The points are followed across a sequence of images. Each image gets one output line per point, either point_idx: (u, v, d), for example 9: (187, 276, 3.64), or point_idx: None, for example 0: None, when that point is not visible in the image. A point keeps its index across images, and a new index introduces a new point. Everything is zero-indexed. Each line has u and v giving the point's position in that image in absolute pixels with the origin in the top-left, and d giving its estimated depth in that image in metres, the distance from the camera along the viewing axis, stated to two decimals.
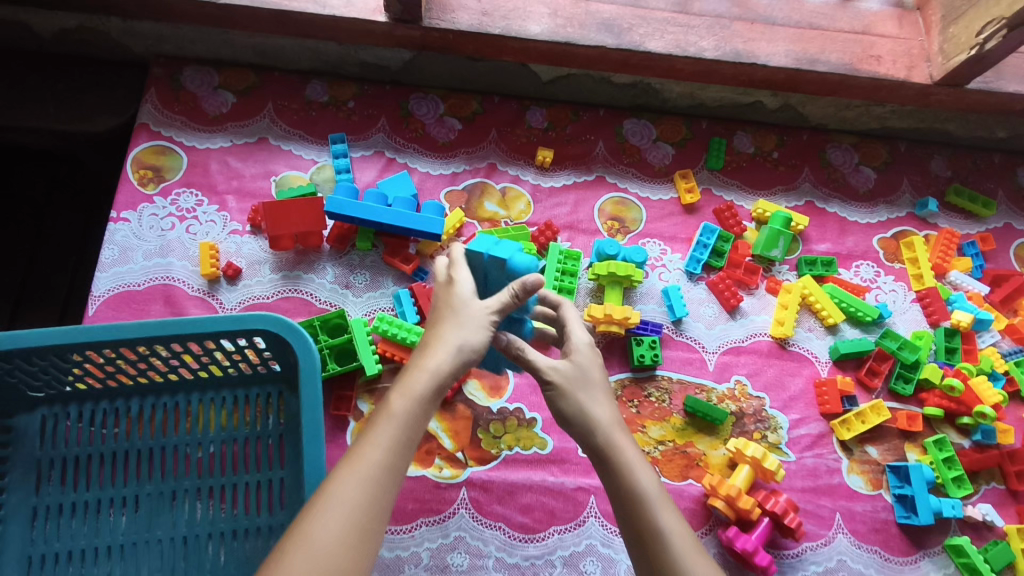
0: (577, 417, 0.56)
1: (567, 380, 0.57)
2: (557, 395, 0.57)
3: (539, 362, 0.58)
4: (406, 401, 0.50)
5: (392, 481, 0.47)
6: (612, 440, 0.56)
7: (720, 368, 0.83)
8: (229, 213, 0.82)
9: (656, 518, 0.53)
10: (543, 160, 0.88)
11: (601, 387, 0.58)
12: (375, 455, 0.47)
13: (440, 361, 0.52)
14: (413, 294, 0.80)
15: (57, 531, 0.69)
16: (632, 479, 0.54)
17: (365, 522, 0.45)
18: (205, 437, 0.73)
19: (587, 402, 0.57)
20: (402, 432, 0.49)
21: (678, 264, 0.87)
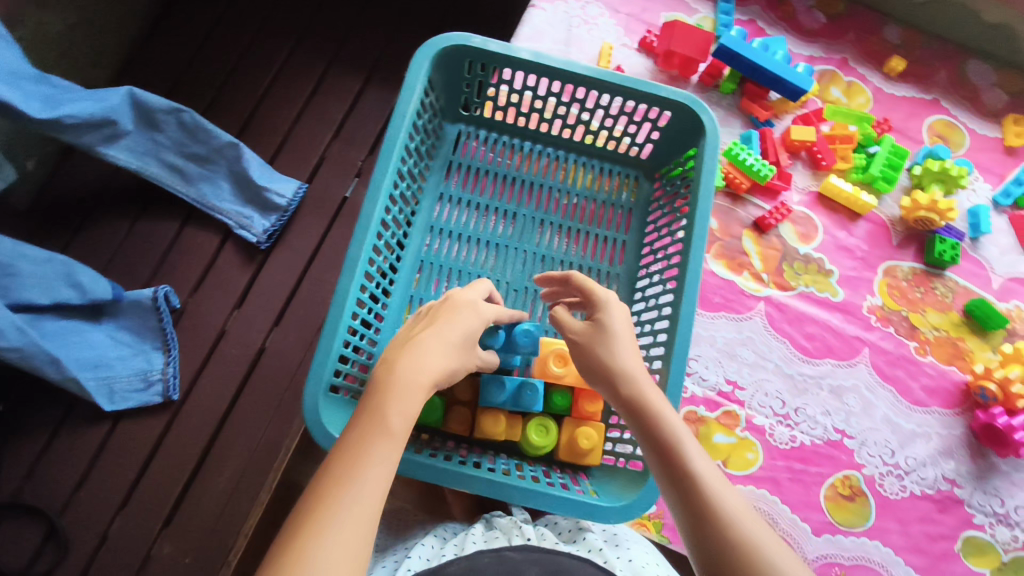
0: (604, 370, 0.60)
1: (586, 338, 0.61)
2: (583, 353, 0.61)
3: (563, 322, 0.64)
4: (402, 416, 0.49)
5: (385, 482, 0.46)
6: (638, 391, 0.58)
7: (1003, 290, 0.91)
8: (624, 31, 0.97)
9: (712, 500, 0.51)
10: (893, 68, 0.98)
11: (622, 338, 0.60)
12: (375, 461, 0.46)
13: (439, 346, 0.56)
14: (759, 138, 0.93)
15: (453, 215, 0.87)
16: (658, 431, 0.55)
17: (357, 542, 0.42)
18: (574, 191, 0.89)
19: (615, 335, 0.61)
20: (402, 433, 0.49)
21: (987, 193, 0.95)
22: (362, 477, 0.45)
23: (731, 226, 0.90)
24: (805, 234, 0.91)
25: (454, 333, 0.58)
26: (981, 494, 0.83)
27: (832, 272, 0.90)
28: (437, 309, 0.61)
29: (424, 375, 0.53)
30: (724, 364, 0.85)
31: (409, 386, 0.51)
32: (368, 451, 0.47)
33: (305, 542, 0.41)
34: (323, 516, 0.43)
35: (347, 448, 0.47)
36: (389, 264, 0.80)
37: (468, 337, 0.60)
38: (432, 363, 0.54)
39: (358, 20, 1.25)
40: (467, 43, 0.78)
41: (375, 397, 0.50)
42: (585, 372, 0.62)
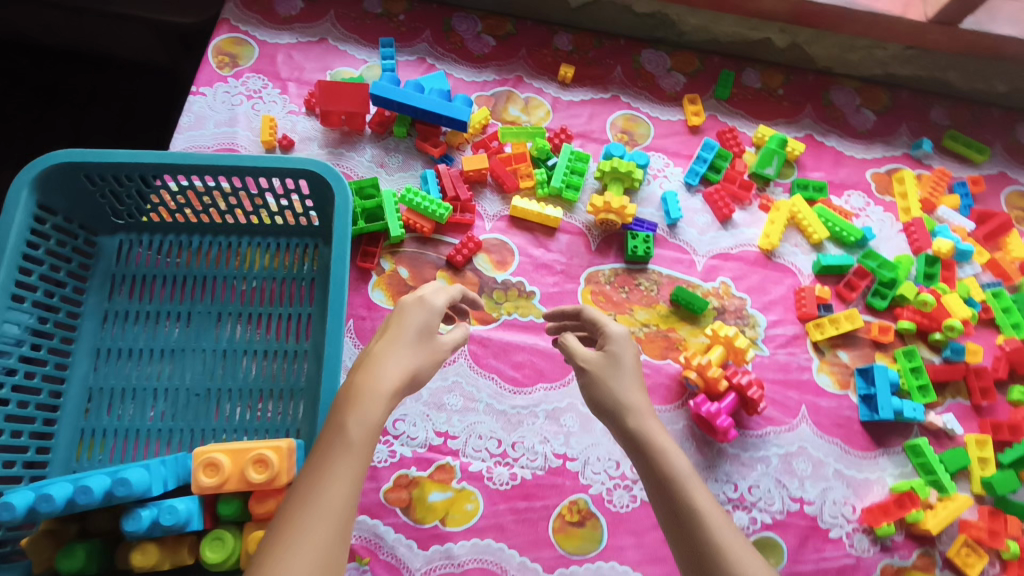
0: (611, 403, 0.65)
1: (599, 369, 0.67)
2: (594, 384, 0.67)
3: (578, 353, 0.69)
4: (360, 425, 0.54)
5: (349, 497, 0.50)
6: (643, 425, 0.63)
7: (708, 269, 0.91)
8: (289, 97, 0.95)
9: (708, 527, 0.54)
10: (565, 76, 0.98)
11: (633, 373, 0.66)
12: (336, 473, 0.50)
13: (398, 358, 0.60)
14: (437, 175, 0.91)
15: (122, 332, 0.82)
16: (663, 464, 0.59)
17: (328, 536, 0.47)
18: (251, 274, 0.86)
19: (628, 367, 0.67)
20: (357, 457, 0.52)
21: (678, 176, 0.95)
22: (323, 488, 0.49)
23: (423, 271, 0.88)
24: (500, 261, 0.89)
25: (407, 335, 0.62)
26: (713, 484, 0.81)
27: (533, 292, 0.88)
28: (389, 319, 0.64)
29: (383, 383, 0.57)
30: (432, 417, 0.82)
31: (367, 399, 0.56)
32: (328, 462, 0.51)
33: (280, 547, 0.46)
34: (297, 523, 0.47)
35: (312, 463, 0.51)
36: (35, 404, 0.75)
37: (423, 332, 0.63)
38: (389, 370, 0.59)
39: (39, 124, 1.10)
40: (66, 159, 0.75)
41: (336, 413, 0.55)
42: (593, 403, 0.67)
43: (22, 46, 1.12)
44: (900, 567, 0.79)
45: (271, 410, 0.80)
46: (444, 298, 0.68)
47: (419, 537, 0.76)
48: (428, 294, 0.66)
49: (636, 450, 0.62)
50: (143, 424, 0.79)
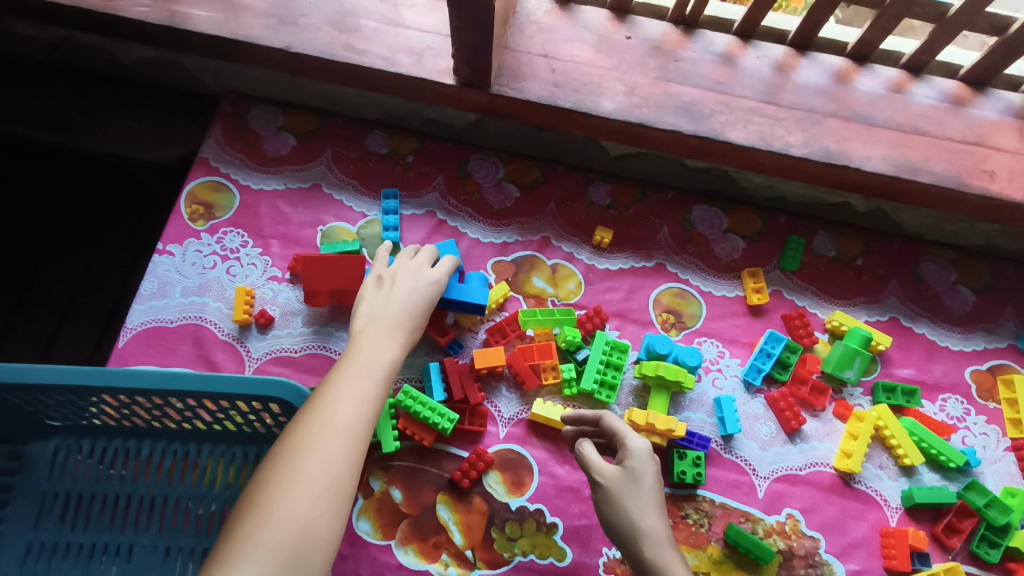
0: (627, 527, 0.57)
1: (616, 487, 0.59)
2: (608, 502, 0.59)
3: (590, 461, 0.61)
4: (379, 356, 0.57)
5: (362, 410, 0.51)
6: (659, 556, 0.55)
7: (771, 497, 0.74)
8: (270, 259, 0.80)
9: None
10: (601, 240, 0.83)
11: (652, 496, 0.58)
12: (355, 388, 0.52)
13: (415, 307, 0.65)
14: (442, 369, 0.75)
15: (47, 571, 0.67)
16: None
17: (356, 430, 0.50)
18: (211, 495, 0.70)
19: (644, 480, 0.60)
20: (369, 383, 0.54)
21: (735, 371, 0.79)
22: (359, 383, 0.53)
23: (420, 495, 0.72)
24: (516, 482, 0.73)
25: (417, 295, 0.66)
26: None
27: (555, 525, 0.71)
28: (396, 276, 0.67)
29: (396, 331, 0.61)
30: None
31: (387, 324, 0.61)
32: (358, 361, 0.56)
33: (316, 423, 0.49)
34: (331, 405, 0.50)
35: (330, 381, 0.53)
36: None
37: (428, 298, 0.67)
38: (397, 322, 0.62)
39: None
40: None
41: (361, 333, 0.60)
42: (608, 524, 0.59)
43: None
44: None
45: None
46: (447, 269, 0.71)
47: None
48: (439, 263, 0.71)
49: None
50: None
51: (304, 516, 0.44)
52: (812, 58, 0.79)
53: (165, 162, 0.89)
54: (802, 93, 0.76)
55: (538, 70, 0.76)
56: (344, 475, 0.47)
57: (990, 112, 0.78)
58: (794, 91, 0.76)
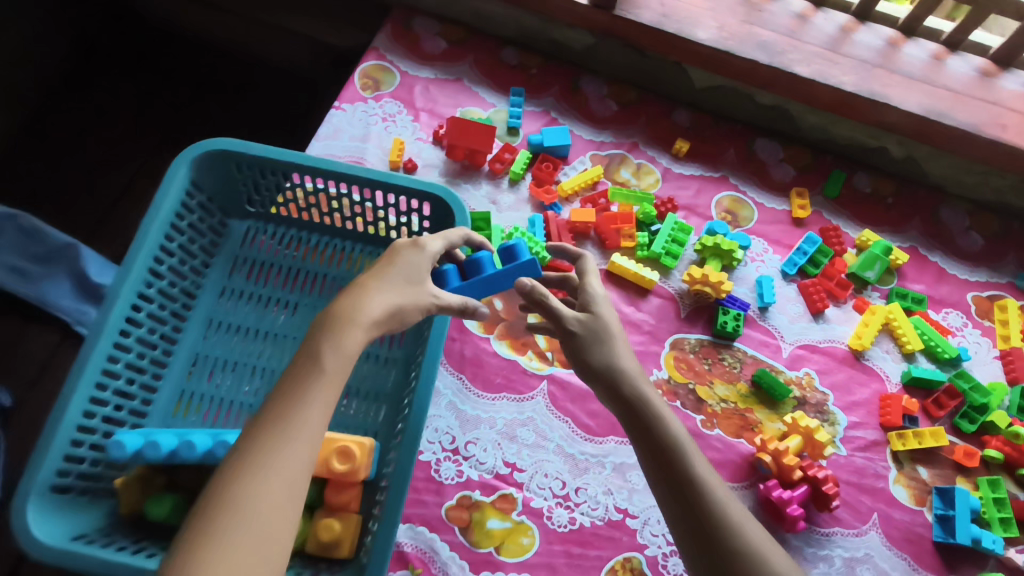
0: (607, 369, 0.68)
1: (590, 334, 0.69)
2: (583, 348, 0.69)
3: (558, 312, 0.70)
4: (336, 354, 0.52)
5: (314, 438, 0.49)
6: (640, 391, 0.67)
7: (793, 358, 0.92)
8: (419, 125, 1.02)
9: (711, 492, 0.61)
10: (679, 149, 1.03)
11: (621, 336, 0.70)
12: (311, 400, 0.50)
13: (396, 292, 0.60)
14: (544, 221, 0.96)
15: (234, 309, 0.89)
16: (663, 428, 0.65)
17: (292, 471, 0.46)
18: (358, 279, 0.91)
19: (610, 321, 0.70)
20: (324, 393, 0.51)
21: (776, 263, 0.97)
22: (302, 421, 0.49)
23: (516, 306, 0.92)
24: None
25: (396, 275, 0.61)
26: None
27: None
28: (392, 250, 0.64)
29: (370, 313, 0.56)
30: (503, 447, 0.84)
31: (346, 329, 0.54)
32: (305, 397, 0.50)
33: (253, 470, 0.45)
34: (275, 443, 0.47)
35: (280, 402, 0.49)
36: (152, 358, 0.81)
37: (417, 274, 0.62)
38: (377, 300, 0.58)
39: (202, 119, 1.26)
40: (226, 147, 0.83)
41: (313, 341, 0.53)
42: (582, 367, 0.69)
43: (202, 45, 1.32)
44: None
45: (354, 408, 0.84)
46: (445, 239, 0.68)
47: (472, 560, 0.78)
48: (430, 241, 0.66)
49: (634, 416, 0.66)
50: (236, 397, 0.84)
51: (241, 551, 0.43)
52: (869, 27, 0.99)
53: (350, 54, 1.17)
54: (859, 47, 0.97)
55: (650, 4, 0.98)
56: (278, 522, 0.45)
57: (1013, 85, 0.96)
58: (852, 44, 0.97)
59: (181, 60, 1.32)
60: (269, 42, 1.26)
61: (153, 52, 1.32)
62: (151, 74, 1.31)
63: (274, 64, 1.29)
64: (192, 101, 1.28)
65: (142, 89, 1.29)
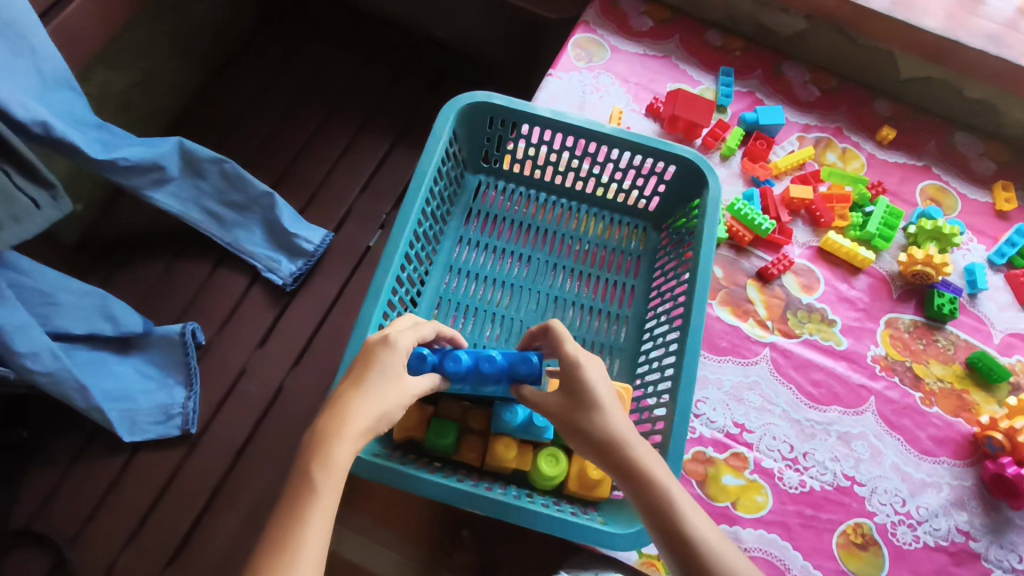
0: (598, 438, 0.59)
1: (564, 413, 0.61)
2: (565, 429, 0.61)
3: (537, 400, 0.64)
4: (324, 470, 0.51)
5: (318, 548, 0.48)
6: (628, 459, 0.57)
7: (1005, 344, 0.93)
8: (632, 96, 1.06)
9: (713, 559, 0.52)
10: (884, 137, 1.05)
11: (596, 403, 0.59)
12: (306, 521, 0.49)
13: (377, 394, 0.58)
14: (761, 197, 0.99)
15: (471, 258, 0.92)
16: (655, 494, 0.55)
17: None
18: (586, 238, 0.95)
19: (581, 385, 0.61)
20: (324, 505, 0.50)
21: (982, 253, 0.99)
22: (295, 555, 0.47)
23: (736, 275, 0.95)
24: (807, 284, 0.95)
25: (376, 379, 0.59)
26: (998, 549, 0.81)
27: (835, 321, 0.93)
28: (367, 348, 0.62)
29: (357, 424, 0.55)
30: (731, 407, 0.86)
31: (332, 444, 0.53)
32: (304, 518, 0.49)
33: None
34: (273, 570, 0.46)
35: (281, 520, 0.49)
36: (410, 297, 0.84)
37: (396, 374, 0.61)
38: (363, 410, 0.56)
39: (391, 95, 1.36)
40: (489, 101, 0.86)
41: (301, 463, 0.52)
42: (580, 444, 0.61)
43: (385, 22, 1.42)
44: None
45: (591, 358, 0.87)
46: (412, 331, 0.66)
47: (710, 512, 0.80)
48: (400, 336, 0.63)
49: (627, 490, 0.57)
50: (480, 339, 0.87)
51: None
52: None
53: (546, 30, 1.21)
54: None
55: None
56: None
57: None
58: None
59: (369, 37, 1.41)
60: (460, 23, 1.35)
61: (337, 24, 1.42)
62: (334, 44, 1.39)
63: (462, 51, 1.41)
64: (377, 74, 1.38)
65: (328, 56, 1.38)
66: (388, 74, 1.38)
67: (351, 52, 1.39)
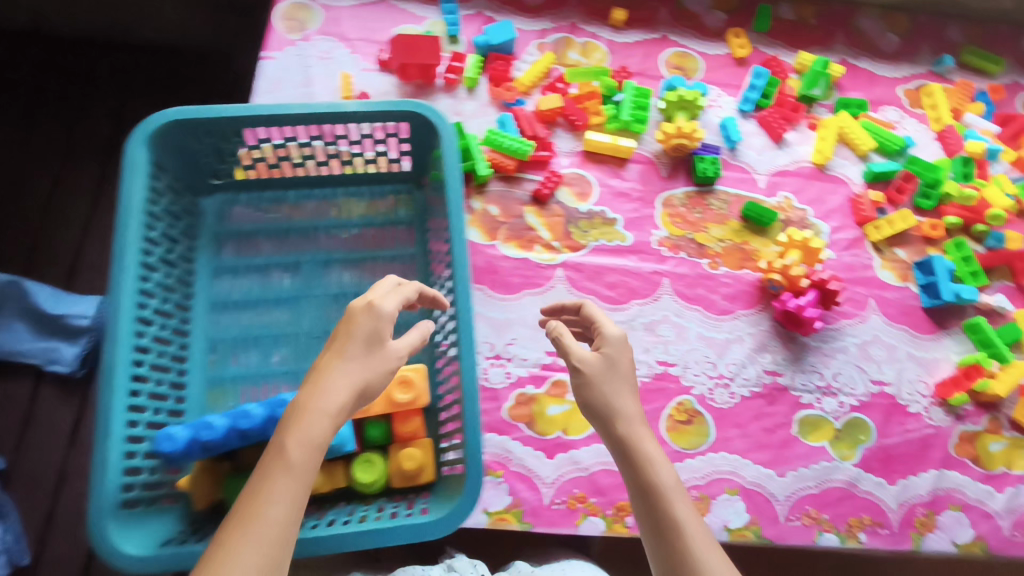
0: (601, 406, 0.59)
1: (598, 373, 0.60)
2: (587, 385, 0.60)
3: (570, 358, 0.62)
4: (300, 449, 0.48)
5: (273, 540, 0.45)
6: (634, 432, 0.58)
7: (770, 185, 0.98)
8: (359, 55, 0.98)
9: (686, 536, 0.53)
10: (617, 20, 1.04)
11: (627, 379, 0.60)
12: (273, 502, 0.46)
13: (353, 358, 0.54)
14: (514, 118, 0.96)
15: (235, 286, 0.85)
16: (650, 467, 0.56)
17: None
18: (353, 222, 0.89)
19: (617, 362, 0.61)
20: (285, 492, 0.47)
21: (732, 104, 1.02)
22: (246, 538, 0.44)
23: (511, 207, 0.93)
24: (581, 193, 0.95)
25: (354, 347, 0.54)
26: (802, 375, 0.89)
27: (615, 219, 0.94)
28: (354, 313, 0.56)
29: (337, 402, 0.51)
30: (540, 339, 0.87)
31: (308, 418, 0.50)
32: (255, 508, 0.46)
33: (216, 563, 0.43)
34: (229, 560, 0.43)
35: (243, 500, 0.46)
36: (172, 356, 0.77)
37: (376, 336, 0.56)
38: (341, 383, 0.52)
39: (119, 120, 1.17)
40: (182, 116, 0.76)
41: (278, 432, 0.50)
42: (584, 406, 0.60)
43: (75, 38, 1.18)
44: (972, 432, 0.89)
45: None
46: (393, 292, 0.60)
47: (545, 447, 0.82)
48: (383, 297, 0.58)
49: (626, 459, 0.57)
50: (268, 369, 0.82)
51: None
52: None
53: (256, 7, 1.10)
54: None
55: None
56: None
57: None
58: None
59: (64, 60, 1.18)
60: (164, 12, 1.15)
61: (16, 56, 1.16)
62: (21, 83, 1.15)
63: (180, 45, 1.20)
64: (89, 99, 1.16)
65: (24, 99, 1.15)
66: (103, 97, 1.17)
67: (43, 81, 1.18)
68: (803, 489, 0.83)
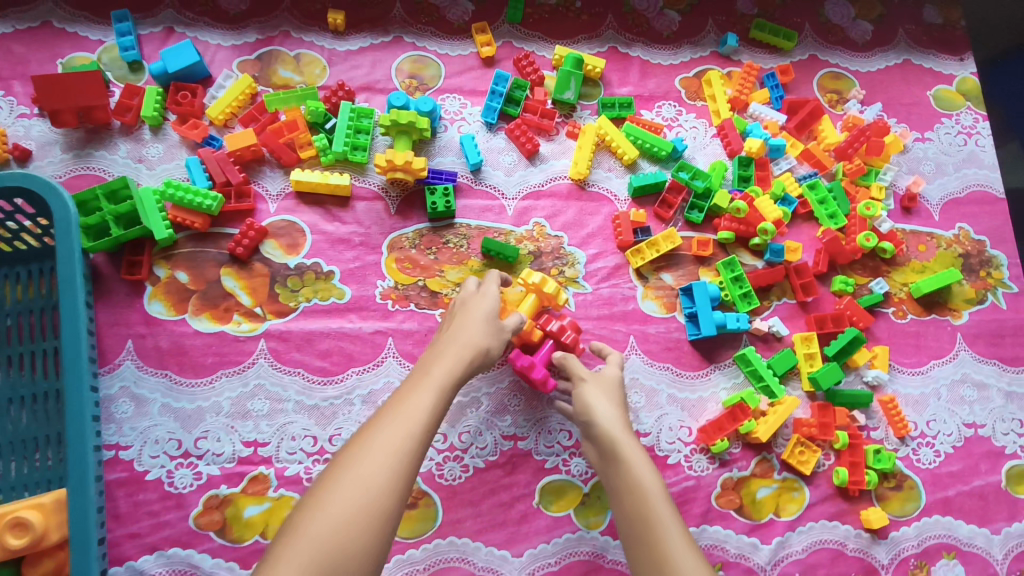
0: (586, 412, 0.70)
1: (591, 385, 0.72)
2: (580, 394, 0.71)
3: (576, 373, 0.73)
4: (439, 377, 0.62)
5: (409, 437, 0.56)
6: (610, 430, 0.67)
7: (519, 212, 0.85)
8: (14, 98, 0.81)
9: (652, 502, 0.61)
10: (335, 22, 0.87)
11: (607, 389, 0.72)
12: (414, 407, 0.58)
13: (471, 323, 0.69)
14: (203, 162, 0.81)
15: None
16: (626, 450, 0.66)
17: (400, 458, 0.54)
18: (3, 311, 0.73)
19: (610, 378, 0.73)
20: (425, 404, 0.59)
21: (477, 116, 0.87)
22: (371, 435, 0.56)
23: (204, 272, 0.79)
24: (291, 245, 0.81)
25: (476, 315, 0.70)
26: (546, 436, 0.79)
27: (331, 272, 0.81)
28: (463, 296, 0.73)
29: (464, 348, 0.67)
30: (237, 429, 0.75)
31: (443, 359, 0.65)
32: (384, 415, 0.58)
33: (363, 451, 0.54)
34: (371, 440, 0.55)
35: (391, 403, 0.59)
36: None
37: (491, 314, 0.71)
38: (467, 337, 0.68)
39: None
40: None
41: (422, 368, 0.64)
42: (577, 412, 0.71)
43: None
44: (738, 478, 0.80)
45: (54, 457, 0.70)
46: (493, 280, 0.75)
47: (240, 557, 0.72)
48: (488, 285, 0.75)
49: (603, 452, 0.67)
50: None
51: (325, 540, 0.48)
52: None
53: None
54: None
55: None
56: (381, 504, 0.51)
57: None
58: None
59: None
60: None
61: None
62: None
63: None
64: None
65: None
66: None
67: None
68: (542, 568, 0.75)
